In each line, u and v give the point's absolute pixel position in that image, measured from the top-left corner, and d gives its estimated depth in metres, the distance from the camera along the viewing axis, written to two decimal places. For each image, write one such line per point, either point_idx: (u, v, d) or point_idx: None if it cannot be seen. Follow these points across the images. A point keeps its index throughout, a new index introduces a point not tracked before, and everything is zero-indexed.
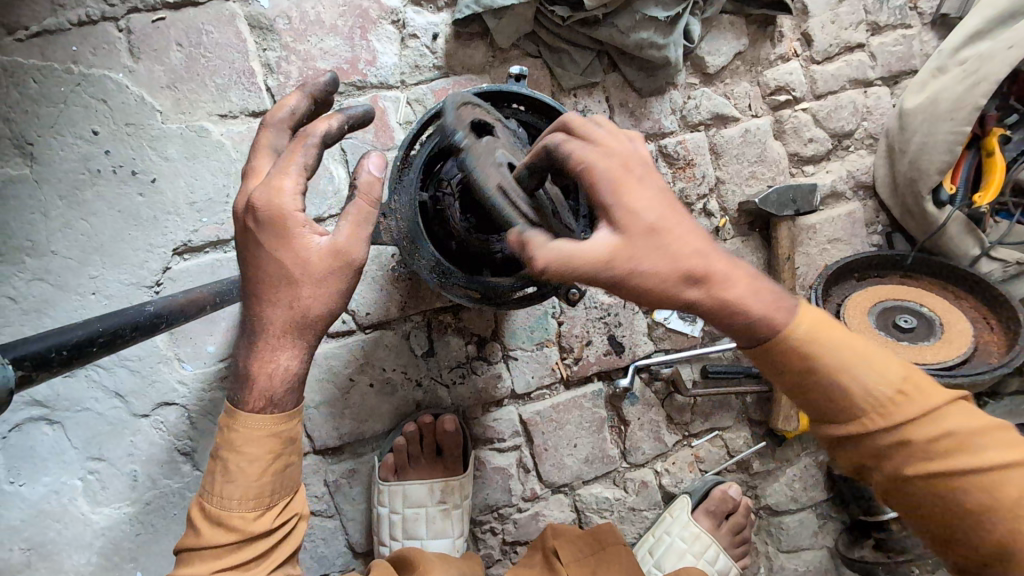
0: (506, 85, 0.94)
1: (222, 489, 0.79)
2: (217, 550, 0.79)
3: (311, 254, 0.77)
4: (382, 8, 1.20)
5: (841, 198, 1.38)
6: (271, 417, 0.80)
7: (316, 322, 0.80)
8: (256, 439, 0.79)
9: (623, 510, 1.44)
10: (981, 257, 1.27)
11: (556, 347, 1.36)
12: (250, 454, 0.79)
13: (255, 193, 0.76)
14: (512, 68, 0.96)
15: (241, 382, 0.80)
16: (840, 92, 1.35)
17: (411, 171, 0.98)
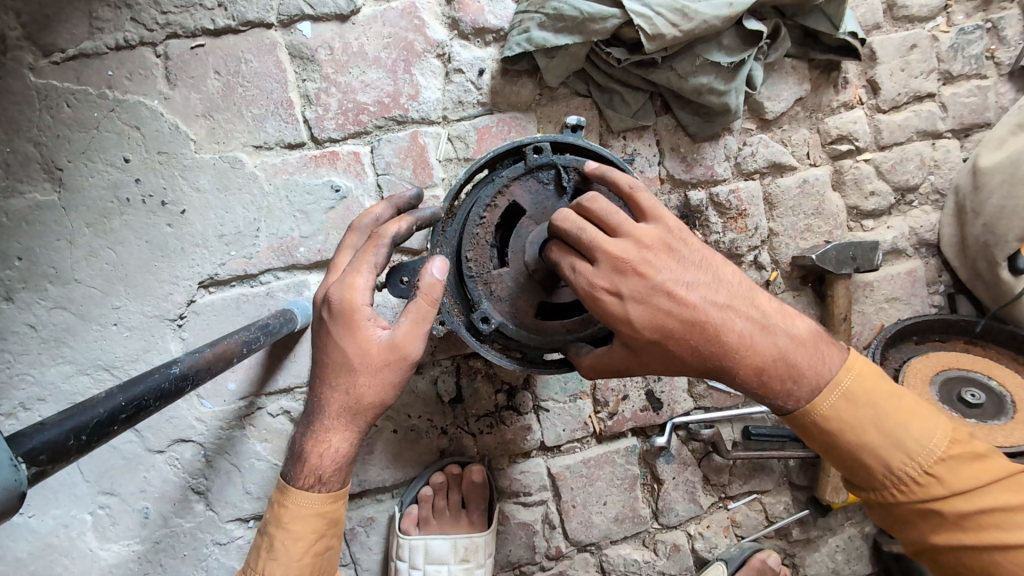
0: (565, 135, 0.89)
1: (267, 567, 0.82)
2: None
3: (372, 346, 0.79)
4: (428, 41, 1.15)
5: (901, 254, 1.30)
6: (319, 495, 0.83)
7: (367, 411, 0.81)
8: (300, 521, 0.82)
9: (652, 574, 1.35)
10: None
11: (590, 400, 1.29)
12: (295, 534, 0.82)
13: (330, 287, 0.81)
14: (569, 117, 0.90)
15: (297, 455, 0.83)
16: (907, 144, 1.27)
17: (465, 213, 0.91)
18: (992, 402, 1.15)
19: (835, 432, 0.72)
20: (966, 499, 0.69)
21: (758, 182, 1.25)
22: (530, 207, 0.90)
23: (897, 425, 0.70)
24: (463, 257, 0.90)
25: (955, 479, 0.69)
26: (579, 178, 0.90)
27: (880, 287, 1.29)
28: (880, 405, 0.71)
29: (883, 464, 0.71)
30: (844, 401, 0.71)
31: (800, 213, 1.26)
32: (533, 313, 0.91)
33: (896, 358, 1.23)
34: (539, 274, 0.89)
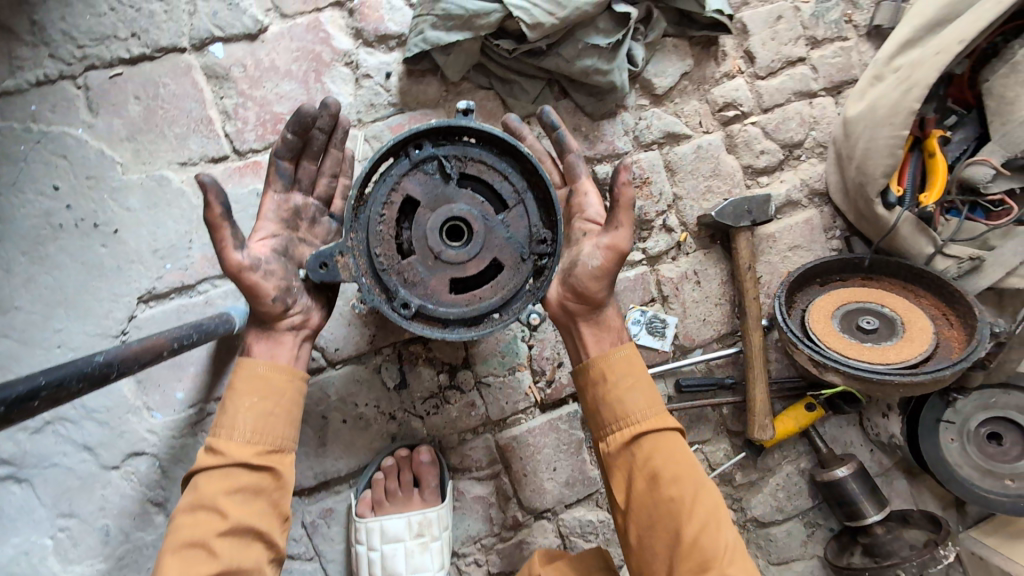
0: (450, 122, 0.95)
1: (218, 421, 0.92)
2: (207, 473, 0.89)
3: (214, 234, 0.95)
4: (335, 51, 1.24)
5: (797, 205, 1.42)
6: (268, 366, 0.97)
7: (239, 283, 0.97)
8: (251, 385, 0.95)
9: (609, 533, 1.41)
10: (935, 254, 1.27)
11: (528, 371, 1.36)
12: (241, 392, 0.94)
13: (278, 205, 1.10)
14: (460, 105, 0.97)
15: (250, 346, 1.00)
16: (787, 105, 1.40)
17: (366, 210, 0.97)
18: (885, 327, 1.26)
19: (613, 374, 1.01)
20: (665, 445, 0.96)
21: (657, 152, 1.36)
22: (425, 197, 0.98)
23: (644, 388, 1.00)
24: (373, 253, 0.97)
25: (663, 432, 0.98)
26: (461, 164, 0.99)
27: (782, 237, 1.41)
28: (641, 373, 1.02)
29: (625, 408, 0.99)
30: (616, 365, 1.02)
31: (699, 176, 1.38)
32: (447, 290, 0.98)
33: (802, 300, 1.35)
34: (446, 255, 0.97)
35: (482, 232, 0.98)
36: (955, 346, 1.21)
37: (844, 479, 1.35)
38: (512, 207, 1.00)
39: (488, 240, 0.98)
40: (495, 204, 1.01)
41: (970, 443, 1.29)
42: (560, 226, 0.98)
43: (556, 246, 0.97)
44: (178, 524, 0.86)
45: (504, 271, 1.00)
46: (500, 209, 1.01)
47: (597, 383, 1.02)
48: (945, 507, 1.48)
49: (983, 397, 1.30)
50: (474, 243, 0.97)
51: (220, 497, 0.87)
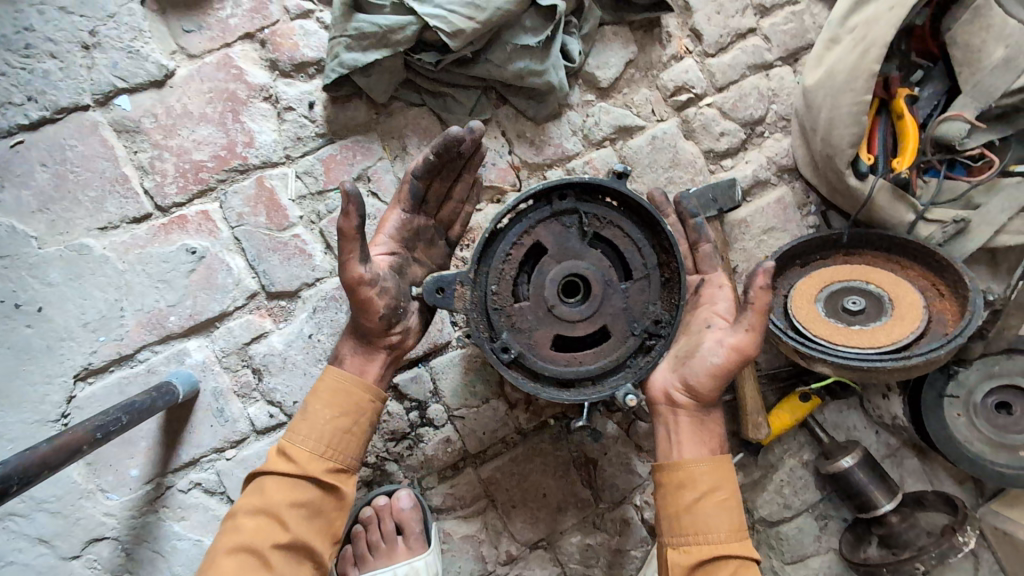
0: (599, 179, 0.91)
1: (296, 425, 0.94)
2: (280, 476, 0.91)
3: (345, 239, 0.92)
4: (251, 87, 1.16)
5: (766, 185, 1.34)
6: (353, 378, 0.97)
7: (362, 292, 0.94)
8: (335, 394, 0.96)
9: (610, 554, 1.33)
10: (918, 221, 1.19)
11: (503, 398, 1.29)
12: (326, 401, 0.95)
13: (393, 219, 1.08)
14: (617, 164, 0.91)
15: (343, 356, 1.01)
16: (742, 80, 1.31)
17: (496, 244, 0.92)
18: (873, 306, 1.17)
19: (688, 483, 0.94)
20: (730, 569, 0.89)
21: (610, 149, 1.27)
22: (554, 246, 0.93)
23: (722, 505, 0.93)
24: (487, 288, 0.91)
25: (732, 553, 0.91)
26: (599, 224, 0.93)
27: (754, 221, 1.33)
28: (723, 485, 0.95)
29: (694, 522, 0.92)
30: (708, 475, 0.94)
31: (658, 168, 1.29)
32: (548, 345, 0.92)
33: (783, 287, 1.26)
34: (559, 311, 0.92)
35: (600, 296, 0.93)
36: (948, 318, 1.13)
37: (850, 470, 1.27)
38: (637, 278, 0.94)
39: (605, 307, 0.93)
40: (621, 269, 0.96)
41: (978, 417, 1.21)
42: (681, 311, 0.93)
43: (673, 333, 0.93)
44: (241, 526, 0.88)
45: (610, 340, 0.94)
46: (624, 276, 0.96)
47: (670, 485, 0.96)
48: (962, 482, 1.40)
49: (986, 365, 1.22)
50: (588, 306, 0.92)
51: (288, 505, 0.89)
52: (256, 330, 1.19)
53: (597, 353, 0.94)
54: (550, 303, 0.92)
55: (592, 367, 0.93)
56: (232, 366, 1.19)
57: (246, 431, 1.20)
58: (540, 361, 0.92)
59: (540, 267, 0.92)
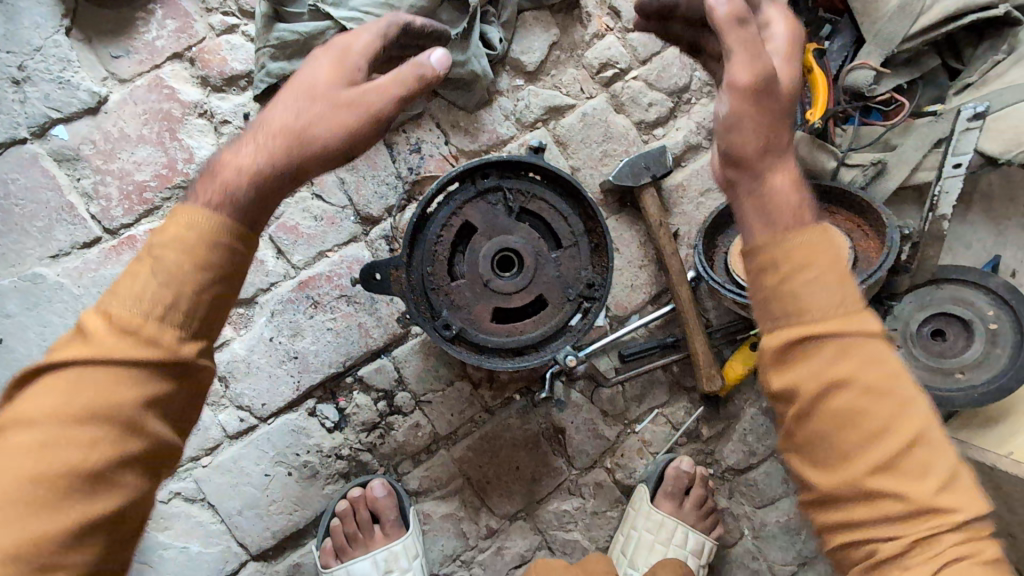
0: (517, 156, 0.97)
1: (136, 272, 0.60)
2: (110, 358, 0.56)
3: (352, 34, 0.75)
4: (184, 105, 1.19)
5: (698, 149, 1.39)
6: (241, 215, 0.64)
7: (364, 119, 0.69)
8: (203, 229, 0.61)
9: (587, 517, 1.38)
10: (838, 167, 1.24)
11: (466, 378, 1.33)
12: (183, 245, 0.60)
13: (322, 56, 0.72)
14: (531, 141, 0.98)
15: (219, 182, 0.64)
16: (664, 52, 1.36)
17: (426, 229, 0.97)
18: None
19: (781, 255, 0.62)
20: (852, 354, 0.59)
21: (543, 129, 1.32)
22: (483, 225, 0.99)
23: (836, 271, 0.61)
24: (423, 271, 0.97)
25: (853, 325, 0.60)
26: (524, 199, 1.00)
27: (690, 185, 1.38)
28: (829, 258, 0.62)
29: (793, 294, 0.61)
30: (801, 249, 0.62)
31: (592, 143, 1.34)
32: (490, 317, 0.99)
33: (722, 244, 1.32)
34: (494, 284, 0.98)
35: (533, 267, 0.99)
36: (873, 256, 1.15)
37: None
38: (566, 247, 1.00)
39: (538, 276, 0.99)
40: (550, 240, 1.02)
41: (915, 346, 1.26)
42: (611, 271, 0.99)
43: (605, 294, 0.99)
44: (44, 433, 0.54)
45: (548, 308, 1.00)
46: (555, 246, 1.02)
47: (751, 264, 0.65)
48: None
49: (918, 297, 1.28)
50: (523, 277, 0.99)
51: (134, 398, 0.56)
52: (219, 339, 1.24)
53: (535, 320, 1.00)
54: (484, 278, 0.98)
55: (533, 333, 0.99)
56: None
57: (219, 437, 1.24)
58: (482, 335, 0.98)
59: (473, 245, 0.98)
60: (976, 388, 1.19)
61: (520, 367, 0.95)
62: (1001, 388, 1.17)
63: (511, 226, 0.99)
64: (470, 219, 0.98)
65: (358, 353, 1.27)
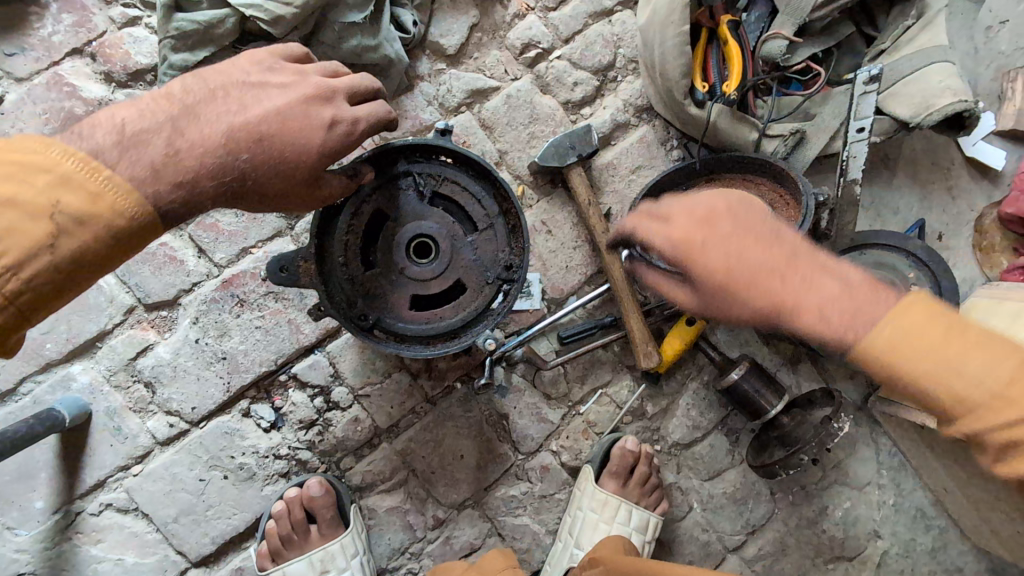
0: (426, 139, 0.95)
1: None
2: None
3: (314, 131, 0.80)
4: (87, 102, 1.14)
5: (627, 127, 1.39)
6: (111, 211, 0.69)
7: (293, 156, 0.79)
8: (100, 213, 0.69)
9: (535, 501, 1.38)
10: (760, 139, 1.26)
11: (404, 370, 1.32)
12: (29, 222, 0.66)
13: (268, 84, 0.81)
14: (437, 124, 0.97)
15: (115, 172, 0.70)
16: (586, 30, 1.36)
17: (336, 217, 0.96)
18: None
19: (907, 345, 0.73)
20: (954, 378, 0.72)
21: (468, 114, 1.32)
22: (395, 211, 0.97)
23: (922, 342, 0.73)
24: (335, 260, 0.95)
25: (965, 367, 0.72)
26: (436, 183, 0.98)
27: (621, 163, 1.38)
28: (896, 326, 0.73)
29: (925, 368, 0.72)
30: (908, 317, 0.74)
31: (518, 125, 1.33)
32: (407, 304, 0.98)
33: None
34: (409, 271, 0.97)
35: (449, 251, 0.98)
36: (795, 225, 1.17)
37: (740, 382, 1.33)
38: (482, 229, 1.00)
39: (454, 261, 0.98)
40: (466, 224, 1.01)
41: None
42: (528, 252, 0.99)
43: (522, 275, 0.98)
44: None
45: (466, 292, 1.00)
46: (471, 229, 1.01)
47: (897, 334, 0.73)
48: (851, 376, 1.50)
49: (844, 263, 1.30)
50: (439, 262, 0.98)
51: None
52: (140, 343, 1.20)
53: (453, 305, 0.99)
54: (398, 264, 0.97)
55: (451, 318, 0.99)
56: (122, 383, 1.20)
57: (149, 445, 1.21)
58: (400, 322, 0.98)
59: (386, 233, 0.97)
60: None
61: (438, 353, 0.95)
62: None
63: (424, 211, 0.98)
64: (381, 206, 0.97)
65: (289, 350, 1.25)
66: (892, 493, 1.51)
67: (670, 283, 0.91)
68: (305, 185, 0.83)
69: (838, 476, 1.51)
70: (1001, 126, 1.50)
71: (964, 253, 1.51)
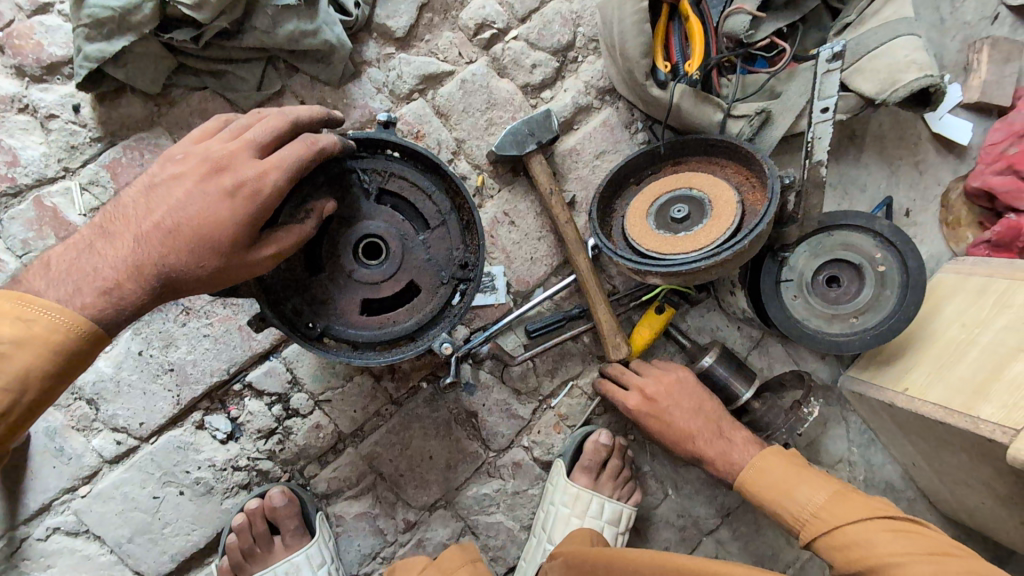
0: (368, 134, 0.89)
1: None
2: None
3: (220, 204, 0.76)
4: (1, 100, 1.08)
5: (589, 110, 1.33)
6: (57, 328, 0.73)
7: (209, 238, 0.76)
8: (34, 335, 0.72)
9: (509, 498, 1.35)
10: (725, 119, 1.21)
11: (367, 373, 1.27)
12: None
13: (179, 166, 0.79)
14: (379, 115, 0.90)
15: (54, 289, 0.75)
16: (542, 8, 1.29)
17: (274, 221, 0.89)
18: (696, 210, 1.19)
19: (765, 476, 1.12)
20: (858, 543, 0.96)
21: (421, 101, 1.25)
22: (338, 211, 0.91)
23: (797, 489, 1.07)
24: (277, 267, 0.89)
25: (846, 524, 0.99)
26: (382, 180, 0.93)
27: (584, 148, 1.33)
28: (781, 477, 1.09)
29: (789, 510, 1.07)
30: (759, 468, 1.13)
31: (475, 112, 1.27)
32: (357, 310, 0.92)
33: (619, 209, 1.28)
34: (358, 274, 0.91)
35: (399, 251, 0.93)
36: (761, 209, 1.14)
37: (711, 368, 1.30)
38: (434, 227, 0.94)
39: (405, 262, 0.93)
40: (417, 222, 0.95)
41: (812, 294, 1.27)
42: (483, 250, 0.94)
43: (478, 273, 0.93)
44: None
45: (421, 294, 0.94)
46: (423, 227, 0.95)
47: (764, 483, 1.11)
48: (822, 356, 1.50)
49: (812, 245, 1.28)
50: (389, 263, 0.92)
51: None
52: None
53: (408, 307, 0.94)
54: (346, 268, 0.91)
55: (406, 321, 0.94)
56: (62, 402, 1.14)
57: (96, 464, 1.15)
58: (350, 329, 0.92)
59: (330, 236, 0.91)
60: (869, 331, 1.22)
61: (392, 360, 0.89)
62: (891, 331, 1.20)
63: (372, 211, 0.92)
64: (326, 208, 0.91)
65: (242, 358, 1.19)
66: (863, 469, 1.52)
67: (616, 391, 1.26)
68: (236, 255, 0.78)
69: (810, 456, 1.52)
70: (967, 98, 1.48)
71: (931, 229, 1.50)
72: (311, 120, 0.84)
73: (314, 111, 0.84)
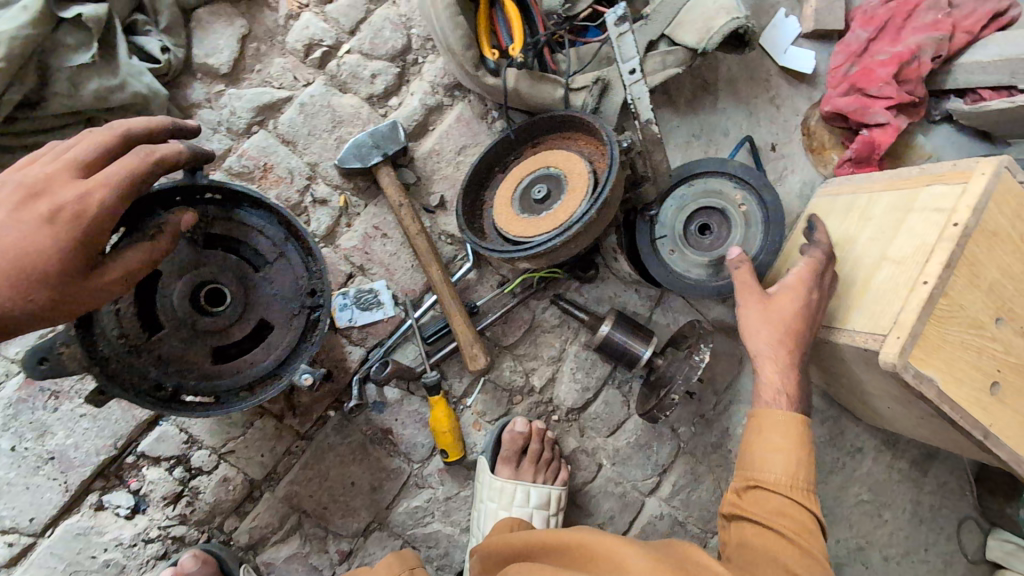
0: (178, 182, 0.87)
1: None
2: None
3: (39, 230, 0.71)
4: None
5: (441, 108, 1.33)
6: None
7: (29, 266, 0.70)
8: None
9: (442, 505, 1.35)
10: (566, 93, 1.23)
11: (268, 414, 1.25)
12: None
13: None
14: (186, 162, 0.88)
15: None
16: (369, 17, 1.28)
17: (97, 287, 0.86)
18: (553, 187, 1.20)
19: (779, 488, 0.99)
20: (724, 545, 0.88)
21: (264, 132, 1.23)
22: (165, 265, 0.88)
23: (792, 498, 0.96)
24: (111, 334, 0.86)
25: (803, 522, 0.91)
26: (208, 225, 0.91)
27: (444, 147, 1.32)
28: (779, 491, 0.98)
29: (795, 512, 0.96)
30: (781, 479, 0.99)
31: (321, 133, 1.25)
32: (210, 360, 0.91)
33: (488, 200, 1.29)
34: (202, 324, 0.89)
35: (242, 293, 0.92)
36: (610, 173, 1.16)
37: (610, 334, 1.33)
38: (274, 261, 0.94)
39: (250, 302, 0.92)
40: (255, 259, 0.94)
41: (686, 247, 1.30)
42: (328, 273, 0.94)
43: (325, 298, 0.93)
44: None
45: (275, 330, 0.94)
46: (263, 264, 0.94)
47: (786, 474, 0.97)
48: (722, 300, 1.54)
49: (677, 199, 1.32)
50: (232, 307, 0.90)
51: None
52: None
53: (264, 346, 0.93)
54: (188, 319, 0.88)
55: (264, 360, 0.93)
56: None
57: None
58: (206, 380, 0.91)
59: (163, 292, 0.88)
60: None
61: (252, 403, 0.88)
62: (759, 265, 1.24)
63: (204, 257, 0.90)
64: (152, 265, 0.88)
65: (126, 430, 1.15)
66: None
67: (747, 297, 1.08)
68: (68, 283, 0.73)
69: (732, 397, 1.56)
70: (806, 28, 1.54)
71: (800, 157, 1.55)
72: (148, 133, 0.81)
73: (150, 124, 0.82)
